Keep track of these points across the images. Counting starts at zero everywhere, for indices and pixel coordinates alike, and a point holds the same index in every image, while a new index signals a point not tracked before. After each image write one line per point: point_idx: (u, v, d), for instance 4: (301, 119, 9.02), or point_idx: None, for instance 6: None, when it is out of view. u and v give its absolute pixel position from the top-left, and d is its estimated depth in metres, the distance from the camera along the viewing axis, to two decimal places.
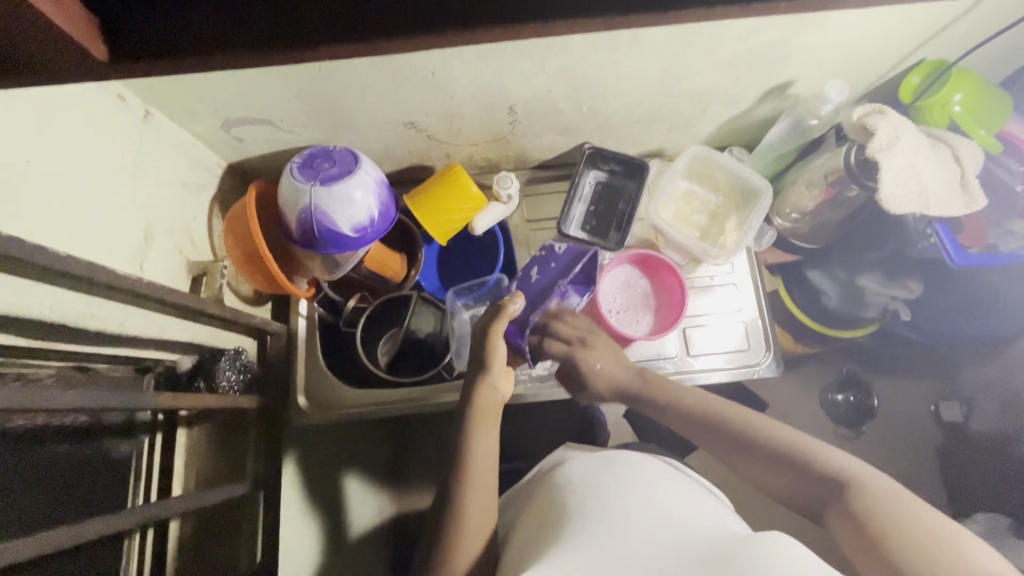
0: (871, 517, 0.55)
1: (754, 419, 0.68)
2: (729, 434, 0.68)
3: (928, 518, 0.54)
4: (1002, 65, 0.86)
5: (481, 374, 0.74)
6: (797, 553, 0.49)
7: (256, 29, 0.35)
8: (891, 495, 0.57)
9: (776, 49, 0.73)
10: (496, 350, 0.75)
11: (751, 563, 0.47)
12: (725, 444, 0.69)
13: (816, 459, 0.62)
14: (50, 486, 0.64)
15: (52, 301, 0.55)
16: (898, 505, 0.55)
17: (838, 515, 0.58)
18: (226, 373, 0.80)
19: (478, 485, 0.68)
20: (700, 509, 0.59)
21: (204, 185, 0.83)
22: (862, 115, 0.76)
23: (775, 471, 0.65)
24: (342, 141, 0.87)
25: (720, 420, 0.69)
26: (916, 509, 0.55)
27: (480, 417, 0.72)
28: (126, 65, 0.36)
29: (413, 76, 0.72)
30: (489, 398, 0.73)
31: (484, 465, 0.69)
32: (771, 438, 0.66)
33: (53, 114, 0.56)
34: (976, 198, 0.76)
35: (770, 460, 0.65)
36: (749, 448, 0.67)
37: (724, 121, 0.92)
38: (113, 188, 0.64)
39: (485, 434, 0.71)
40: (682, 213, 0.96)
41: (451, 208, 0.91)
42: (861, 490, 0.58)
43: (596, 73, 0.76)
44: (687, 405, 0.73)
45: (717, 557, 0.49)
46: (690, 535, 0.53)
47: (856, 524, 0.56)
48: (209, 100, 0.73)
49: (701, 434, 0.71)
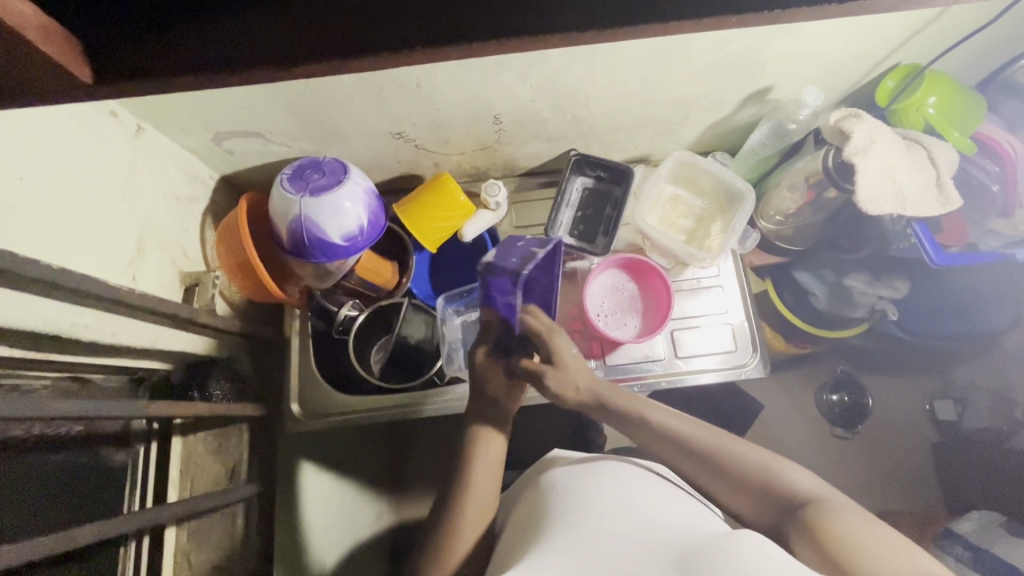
0: (832, 539, 0.56)
1: (727, 440, 0.68)
2: (703, 454, 0.67)
3: (888, 541, 0.55)
4: (977, 67, 0.88)
5: (478, 393, 0.75)
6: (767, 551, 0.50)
7: (240, 52, 0.35)
8: (855, 516, 0.57)
9: (752, 56, 0.74)
10: (488, 369, 0.74)
11: (722, 559, 0.48)
12: (694, 462, 0.68)
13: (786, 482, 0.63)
14: (46, 495, 0.65)
15: (44, 312, 0.55)
16: (860, 526, 0.56)
17: (800, 534, 0.59)
18: (218, 382, 0.83)
19: (475, 492, 0.69)
20: (683, 512, 0.61)
21: (196, 198, 0.84)
22: (839, 120, 0.78)
23: (741, 490, 0.65)
24: (332, 152, 0.89)
25: (691, 438, 0.68)
26: (877, 531, 0.56)
27: (481, 431, 0.73)
28: (112, 87, 0.36)
29: (398, 88, 0.74)
30: (491, 412, 0.74)
31: (488, 476, 0.70)
32: (739, 457, 0.66)
33: (47, 131, 0.58)
34: (951, 198, 0.77)
35: (738, 479, 0.65)
36: (717, 467, 0.66)
37: (706, 127, 0.93)
38: (105, 202, 0.65)
39: (487, 446, 0.72)
40: (668, 217, 0.97)
41: (439, 216, 0.93)
42: (824, 510, 0.59)
43: (577, 83, 0.77)
44: (658, 425, 0.70)
45: (691, 552, 0.51)
46: (667, 533, 0.55)
47: (818, 544, 0.57)
48: (200, 114, 0.74)
49: (670, 452, 0.69)
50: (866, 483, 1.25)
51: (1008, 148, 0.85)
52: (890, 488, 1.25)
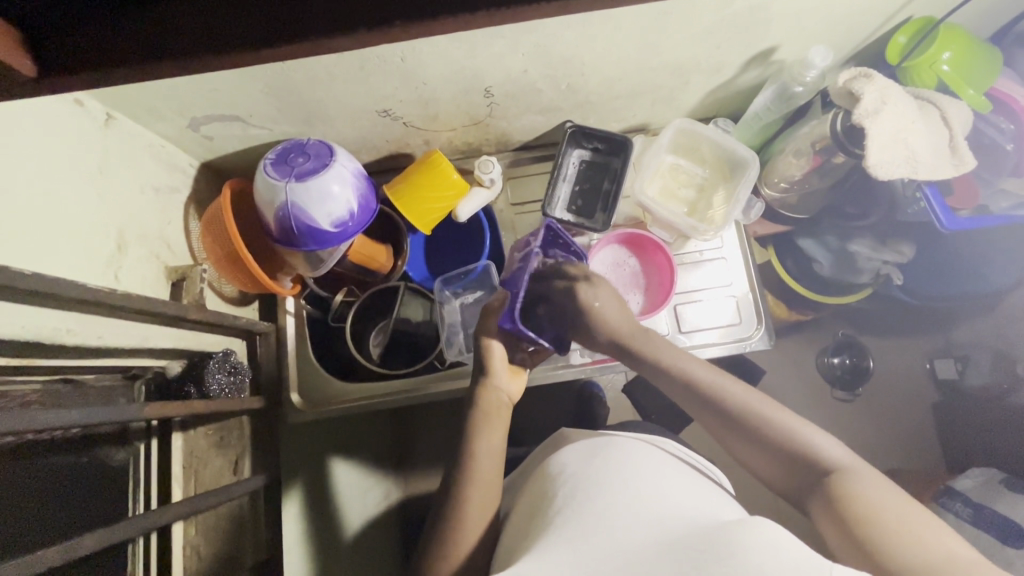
0: (854, 511, 0.54)
1: (755, 399, 0.66)
2: (729, 414, 0.66)
3: (903, 506, 0.54)
4: (992, 17, 0.83)
5: (483, 376, 0.75)
6: (775, 543, 0.48)
7: (194, 35, 0.33)
8: (877, 489, 0.56)
9: (756, 15, 0.70)
10: (492, 350, 0.76)
11: (729, 551, 0.47)
12: (722, 424, 0.66)
13: (811, 447, 0.61)
14: (47, 498, 0.64)
15: (25, 319, 0.53)
16: (888, 500, 0.54)
17: (826, 507, 0.58)
18: (215, 376, 0.78)
19: (480, 480, 0.68)
20: (695, 498, 0.59)
21: (176, 188, 0.81)
22: (848, 80, 0.74)
23: (765, 453, 0.64)
24: (316, 133, 0.85)
25: (719, 400, 0.66)
26: (903, 505, 0.54)
27: (485, 419, 0.72)
28: (60, 82, 0.34)
29: (382, 63, 0.69)
30: (494, 398, 0.74)
31: (491, 464, 0.69)
32: (770, 423, 0.64)
33: (12, 126, 0.54)
34: (966, 160, 0.74)
35: (768, 446, 0.63)
36: (744, 431, 0.65)
37: (707, 92, 0.89)
38: (81, 197, 0.62)
39: (490, 434, 0.71)
40: (668, 189, 0.94)
41: (432, 195, 0.89)
42: (851, 481, 0.57)
43: (571, 51, 0.73)
44: (685, 381, 0.69)
45: (701, 544, 0.49)
46: (676, 521, 0.54)
47: (839, 517, 0.56)
48: (174, 100, 0.70)
49: (697, 410, 0.69)
50: (870, 444, 1.26)
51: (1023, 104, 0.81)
52: (893, 448, 1.26)
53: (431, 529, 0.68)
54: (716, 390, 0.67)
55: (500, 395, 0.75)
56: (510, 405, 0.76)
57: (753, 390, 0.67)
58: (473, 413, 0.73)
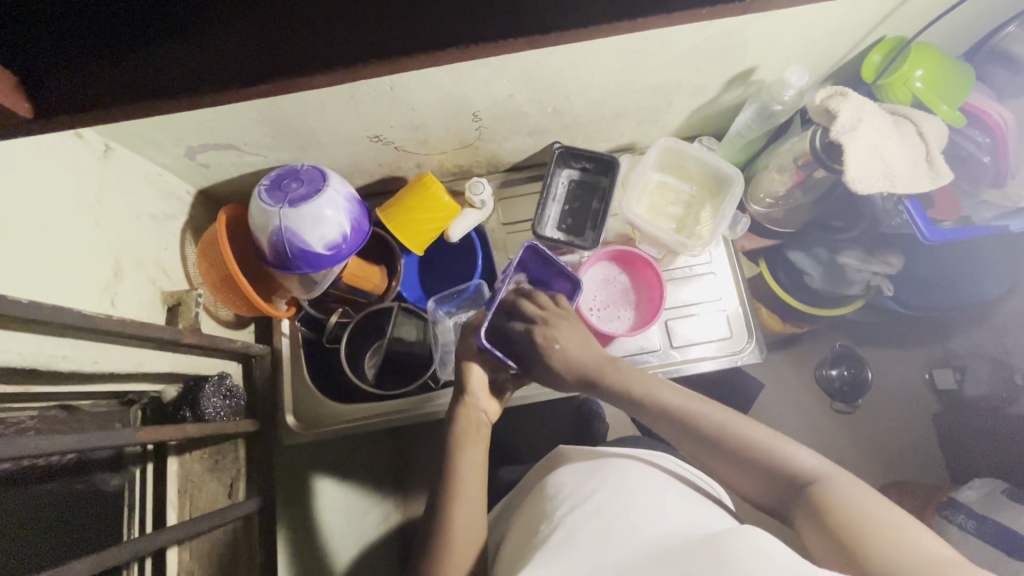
0: (837, 521, 0.54)
1: (730, 419, 0.66)
2: (706, 437, 0.66)
3: (883, 512, 0.53)
4: (966, 34, 0.86)
5: (461, 396, 0.76)
6: (765, 549, 0.48)
7: (180, 74, 0.34)
8: (857, 496, 0.56)
9: (732, 39, 0.72)
10: (471, 369, 0.77)
11: (721, 560, 0.47)
12: (701, 446, 0.66)
13: (787, 461, 0.62)
14: (43, 524, 0.65)
15: (20, 345, 0.54)
16: (869, 506, 0.54)
17: (810, 520, 0.57)
18: (211, 399, 0.79)
19: (465, 498, 0.68)
20: (689, 513, 0.59)
21: (173, 215, 0.83)
22: (825, 98, 0.76)
23: (745, 472, 0.64)
24: (310, 159, 0.87)
25: (695, 422, 0.67)
26: (881, 507, 0.54)
27: (465, 437, 0.73)
28: (54, 121, 0.35)
29: (371, 91, 0.72)
30: (473, 417, 0.75)
31: (473, 481, 0.70)
32: (745, 439, 0.64)
33: (14, 160, 0.56)
34: (942, 173, 0.76)
35: (747, 465, 0.63)
36: (722, 450, 0.65)
37: (691, 111, 0.91)
38: (79, 226, 0.64)
39: (472, 452, 0.72)
40: (656, 206, 0.96)
41: (423, 218, 0.91)
42: (831, 491, 0.57)
43: (555, 76, 0.75)
44: (660, 406, 0.70)
45: (691, 554, 0.50)
46: (666, 535, 0.54)
47: (823, 526, 0.55)
48: (170, 131, 0.73)
49: (673, 434, 0.69)
50: (871, 456, 1.25)
51: (997, 118, 0.83)
52: (894, 460, 1.25)
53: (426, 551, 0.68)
54: (690, 413, 0.67)
55: (479, 414, 0.76)
56: (489, 424, 0.76)
57: (727, 411, 0.67)
58: (452, 432, 0.74)
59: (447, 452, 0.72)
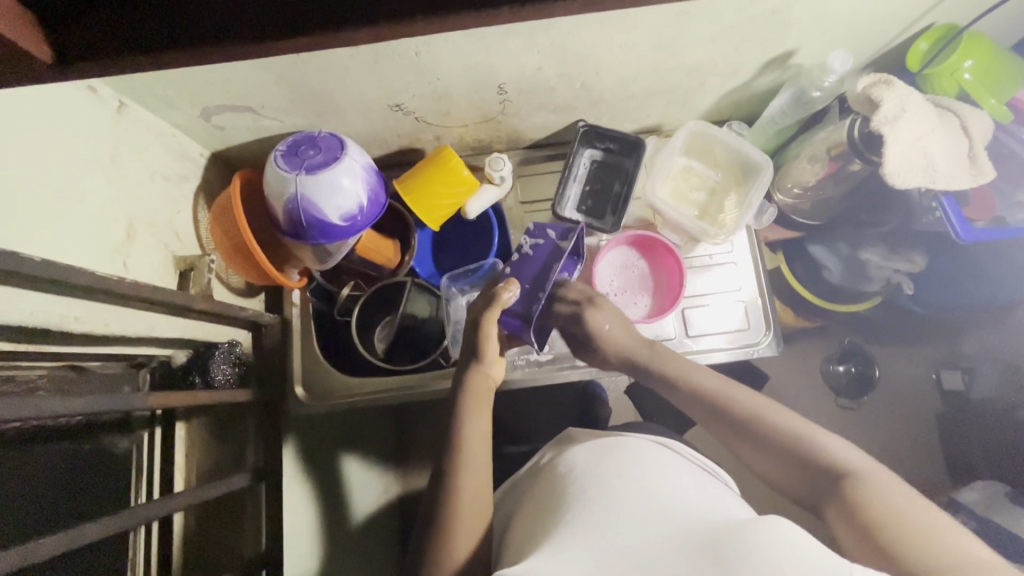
0: (868, 515, 0.53)
1: (765, 407, 0.65)
2: (738, 421, 0.66)
3: (919, 512, 0.52)
4: (1015, 25, 0.82)
5: (475, 362, 0.75)
6: (791, 542, 0.47)
7: (209, 22, 0.32)
8: (893, 494, 0.54)
9: (777, 18, 0.69)
10: (489, 333, 0.74)
11: (748, 549, 0.47)
12: (732, 430, 0.66)
13: (822, 452, 0.60)
14: (52, 482, 0.64)
15: (31, 304, 0.53)
16: (904, 505, 0.52)
17: (840, 512, 0.56)
18: (221, 367, 0.78)
19: (471, 467, 0.67)
20: (704, 495, 0.59)
21: (187, 177, 0.81)
22: (867, 86, 0.72)
23: (777, 460, 0.63)
24: (327, 126, 0.84)
25: (726, 405, 0.67)
26: (918, 506, 0.52)
27: (475, 403, 0.72)
28: (76, 69, 0.34)
29: (396, 57, 0.69)
30: (482, 383, 0.74)
31: (479, 449, 0.69)
32: (780, 428, 0.63)
33: (27, 112, 0.54)
34: (984, 170, 0.73)
35: (778, 452, 0.63)
36: (752, 436, 0.65)
37: (722, 95, 0.88)
38: (91, 184, 0.62)
39: (478, 419, 0.71)
40: (680, 191, 0.93)
41: (441, 192, 0.89)
42: (865, 487, 0.56)
43: (587, 49, 0.72)
44: (694, 388, 0.70)
45: (715, 544, 0.49)
46: (686, 519, 0.53)
47: (852, 519, 0.54)
48: (186, 89, 0.70)
49: (704, 416, 0.69)
50: (874, 452, 1.25)
51: None
52: (898, 458, 1.25)
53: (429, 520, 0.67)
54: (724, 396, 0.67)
55: (488, 379, 0.75)
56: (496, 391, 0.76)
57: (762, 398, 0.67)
58: (462, 397, 0.73)
59: (453, 417, 0.71)
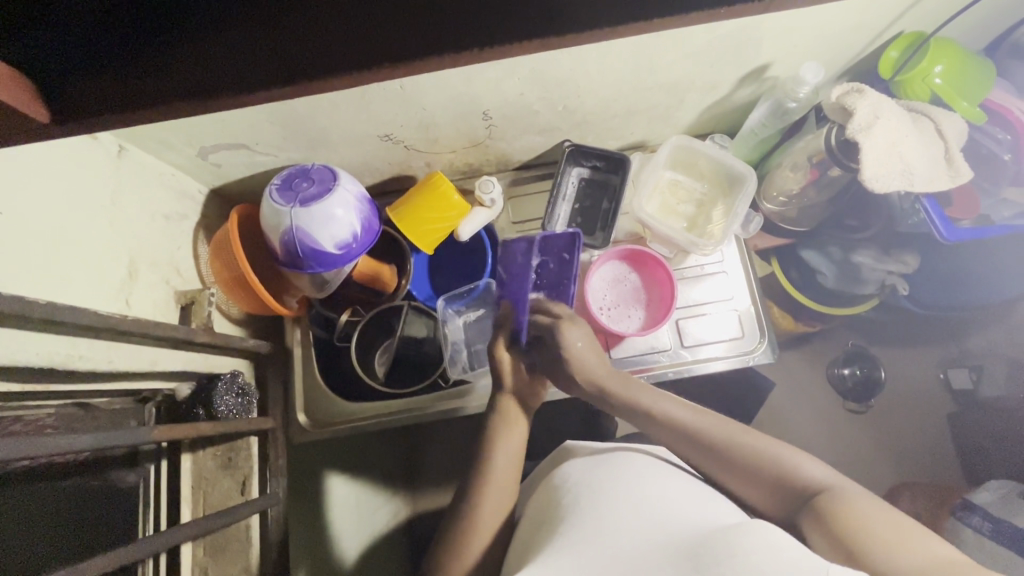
0: (841, 522, 0.54)
1: (741, 434, 0.67)
2: (716, 448, 0.67)
3: (895, 520, 0.53)
4: (986, 27, 0.84)
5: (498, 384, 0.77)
6: (776, 543, 0.48)
7: (181, 84, 0.35)
8: (865, 503, 0.55)
9: (746, 36, 0.72)
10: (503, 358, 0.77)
11: (731, 552, 0.47)
12: (711, 457, 0.67)
13: (795, 471, 0.62)
14: (62, 518, 0.66)
15: (37, 345, 0.55)
16: (877, 513, 0.54)
17: (814, 524, 0.57)
18: (224, 398, 0.80)
19: (495, 484, 0.70)
20: (694, 503, 0.59)
21: (187, 215, 0.84)
22: (841, 95, 0.74)
23: (754, 483, 0.64)
24: (320, 158, 0.87)
25: (704, 432, 0.68)
26: (887, 514, 0.53)
27: (505, 424, 0.74)
28: (68, 126, 0.36)
29: (382, 91, 0.72)
30: (510, 405, 0.76)
31: (509, 471, 0.71)
32: (753, 450, 0.65)
33: (34, 163, 0.57)
34: (962, 171, 0.74)
35: (752, 474, 0.64)
36: (726, 461, 0.66)
37: (702, 109, 0.90)
38: (94, 228, 0.65)
39: (509, 440, 0.73)
40: (667, 205, 0.95)
41: (434, 217, 0.91)
42: (839, 499, 0.57)
43: (566, 74, 0.75)
44: (672, 416, 0.70)
45: (704, 546, 0.49)
46: (675, 526, 0.54)
47: (826, 526, 0.55)
48: (184, 132, 0.73)
49: (682, 445, 0.69)
50: (885, 455, 1.24)
51: (1018, 114, 0.82)
52: (909, 460, 1.23)
53: (445, 532, 0.70)
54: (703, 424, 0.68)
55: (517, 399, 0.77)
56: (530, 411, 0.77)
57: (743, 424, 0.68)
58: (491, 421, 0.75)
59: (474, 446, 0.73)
